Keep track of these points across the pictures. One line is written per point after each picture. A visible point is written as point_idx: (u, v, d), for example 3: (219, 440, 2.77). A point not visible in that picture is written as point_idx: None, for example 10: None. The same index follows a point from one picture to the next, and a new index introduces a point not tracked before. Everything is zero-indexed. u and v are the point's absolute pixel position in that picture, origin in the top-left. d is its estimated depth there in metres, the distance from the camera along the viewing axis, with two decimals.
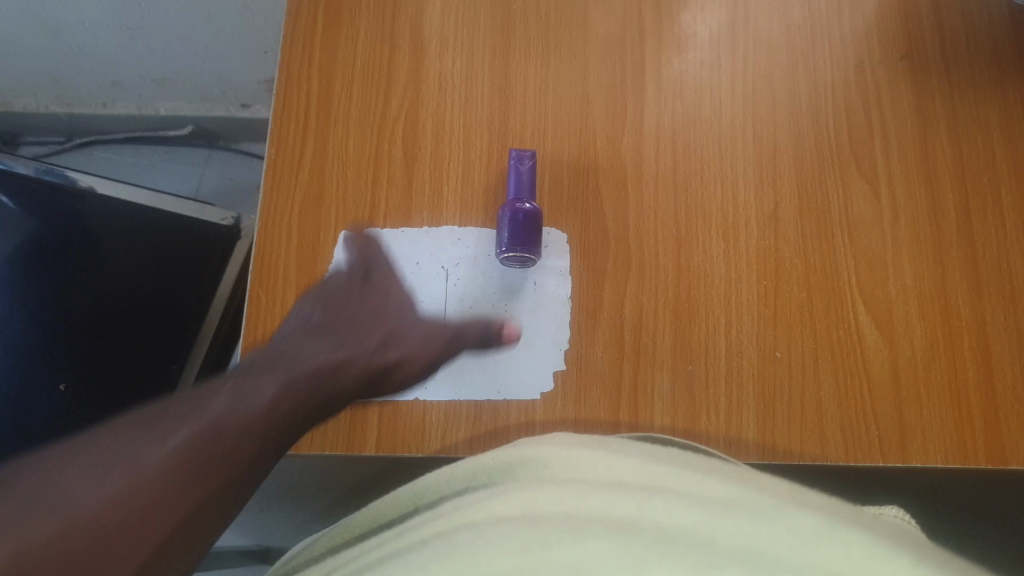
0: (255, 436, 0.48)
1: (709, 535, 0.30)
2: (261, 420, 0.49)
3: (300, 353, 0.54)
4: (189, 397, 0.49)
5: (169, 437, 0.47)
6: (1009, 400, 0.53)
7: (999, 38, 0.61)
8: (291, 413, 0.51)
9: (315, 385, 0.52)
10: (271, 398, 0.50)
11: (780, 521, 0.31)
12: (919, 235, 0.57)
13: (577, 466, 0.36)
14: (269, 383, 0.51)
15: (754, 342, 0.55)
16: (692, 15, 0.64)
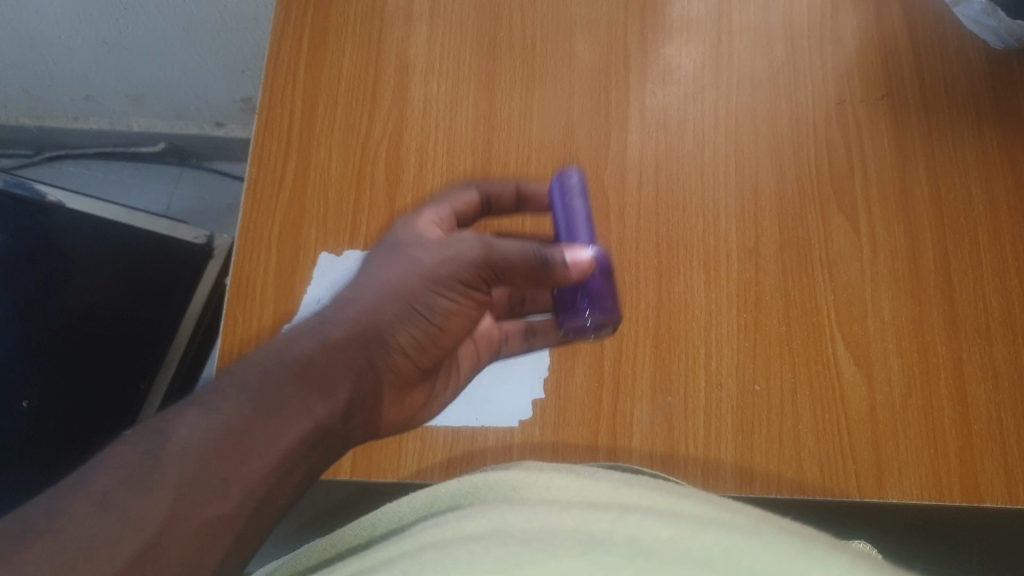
0: (316, 404, 0.40)
1: (684, 549, 0.28)
2: (309, 389, 0.40)
3: (336, 316, 0.46)
4: (254, 355, 0.41)
5: (250, 369, 0.40)
6: (983, 439, 0.52)
7: (974, 80, 0.63)
8: (343, 379, 0.42)
9: (358, 343, 0.44)
10: (312, 356, 0.41)
11: (762, 537, 0.29)
12: (897, 272, 0.57)
13: (546, 485, 0.33)
14: (308, 343, 0.42)
15: (733, 374, 0.55)
16: (675, 49, 0.65)
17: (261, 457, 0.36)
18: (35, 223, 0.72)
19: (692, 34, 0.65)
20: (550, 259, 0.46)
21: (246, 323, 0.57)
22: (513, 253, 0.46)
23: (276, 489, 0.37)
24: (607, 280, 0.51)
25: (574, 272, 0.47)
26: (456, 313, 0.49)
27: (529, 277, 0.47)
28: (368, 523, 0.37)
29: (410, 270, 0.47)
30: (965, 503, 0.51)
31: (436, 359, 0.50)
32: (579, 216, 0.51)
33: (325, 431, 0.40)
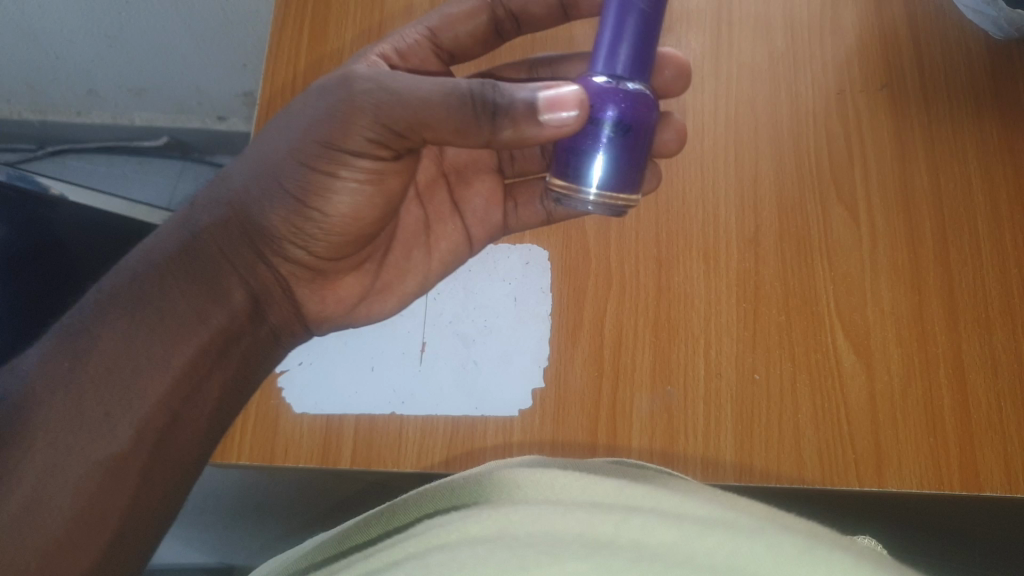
0: (206, 280, 0.44)
1: (688, 554, 0.29)
2: (202, 266, 0.45)
3: (231, 184, 0.46)
4: (170, 226, 0.46)
5: (152, 249, 0.45)
6: (983, 428, 0.52)
7: (975, 69, 0.63)
8: (243, 247, 0.46)
9: (247, 219, 0.46)
10: (213, 228, 0.45)
11: (763, 540, 0.29)
12: (896, 261, 0.57)
13: (550, 483, 0.34)
14: (213, 211, 0.46)
15: (732, 364, 0.55)
16: (676, 39, 0.65)
17: (154, 393, 0.41)
18: (38, 219, 0.71)
19: (690, 25, 0.65)
20: (484, 105, 0.40)
21: None
22: (413, 99, 0.40)
23: (182, 409, 0.42)
24: (637, 136, 0.42)
25: (519, 121, 0.40)
26: (336, 192, 0.45)
27: (416, 130, 0.41)
28: (367, 522, 0.36)
29: (274, 144, 0.45)
30: (964, 493, 0.51)
31: (343, 239, 0.48)
32: (636, 29, 0.41)
33: (221, 328, 0.45)
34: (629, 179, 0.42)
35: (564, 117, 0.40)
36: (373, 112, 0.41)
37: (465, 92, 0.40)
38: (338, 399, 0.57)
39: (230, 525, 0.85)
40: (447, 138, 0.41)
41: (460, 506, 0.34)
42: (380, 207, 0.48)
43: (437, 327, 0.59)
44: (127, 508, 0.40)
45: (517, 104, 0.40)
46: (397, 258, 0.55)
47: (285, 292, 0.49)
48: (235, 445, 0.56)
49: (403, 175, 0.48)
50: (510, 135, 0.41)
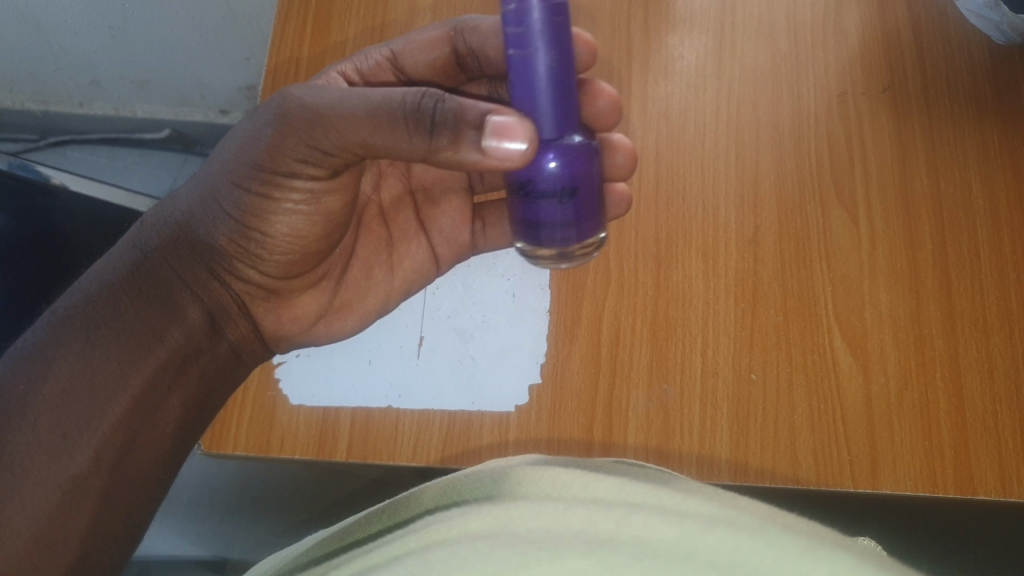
0: (151, 303, 0.45)
1: (689, 550, 0.30)
2: (147, 288, 0.46)
3: (180, 206, 0.48)
4: (120, 249, 0.48)
5: (100, 271, 0.46)
6: (979, 432, 0.52)
7: (976, 73, 0.63)
8: (189, 270, 0.47)
9: (194, 239, 0.47)
10: (159, 251, 0.47)
11: (762, 536, 0.30)
12: (895, 263, 0.57)
13: (554, 477, 0.34)
14: (161, 231, 0.47)
15: (729, 363, 0.55)
16: (678, 40, 0.65)
17: (113, 415, 0.43)
18: (39, 210, 0.72)
19: (693, 26, 0.66)
20: (420, 118, 0.39)
21: None
22: (340, 113, 0.40)
23: (143, 428, 0.44)
24: (590, 185, 0.45)
25: (458, 146, 0.39)
26: (273, 209, 0.45)
27: (343, 145, 0.41)
28: (371, 518, 0.36)
29: (215, 163, 0.46)
30: (959, 496, 0.51)
31: (291, 254, 0.49)
32: (553, 91, 0.41)
33: (175, 347, 0.46)
34: (596, 222, 0.46)
35: (508, 143, 0.39)
36: (299, 130, 0.41)
37: (398, 106, 0.39)
38: (336, 390, 0.57)
39: (225, 519, 0.85)
40: (380, 151, 0.41)
41: (463, 502, 0.34)
42: (324, 223, 0.48)
43: (434, 323, 0.59)
44: (91, 523, 0.41)
45: (455, 119, 0.39)
46: (356, 278, 0.57)
47: (241, 310, 0.50)
48: (232, 434, 0.56)
49: (345, 190, 0.48)
50: (457, 156, 0.40)
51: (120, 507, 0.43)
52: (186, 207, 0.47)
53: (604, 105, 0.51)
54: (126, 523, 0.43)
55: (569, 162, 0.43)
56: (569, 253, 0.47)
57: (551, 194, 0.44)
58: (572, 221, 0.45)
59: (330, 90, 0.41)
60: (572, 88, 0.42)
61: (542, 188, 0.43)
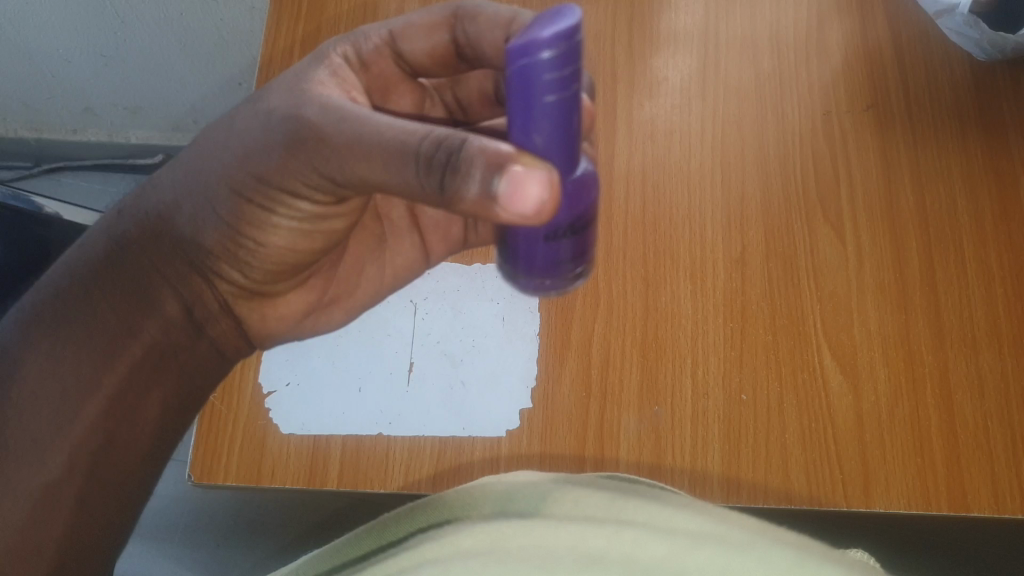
0: (130, 307, 0.44)
1: (678, 567, 0.30)
2: (128, 291, 0.44)
3: (165, 190, 0.46)
4: (102, 234, 0.46)
5: (79, 265, 0.45)
6: (969, 448, 0.52)
7: (959, 89, 0.64)
8: (171, 271, 0.45)
9: (178, 236, 0.45)
10: (141, 246, 0.45)
11: (751, 556, 0.30)
12: (882, 281, 0.58)
13: (545, 497, 0.34)
14: (143, 220, 0.46)
15: (720, 384, 0.55)
16: (664, 61, 0.66)
17: (83, 420, 0.42)
18: (32, 238, 0.72)
19: (678, 48, 0.66)
20: (432, 168, 0.35)
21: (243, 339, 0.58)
22: (356, 144, 0.38)
23: (117, 432, 0.43)
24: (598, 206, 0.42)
25: (472, 205, 0.35)
26: (273, 223, 0.44)
27: (350, 178, 0.39)
28: (355, 535, 0.37)
29: (211, 159, 0.44)
30: (952, 512, 0.51)
31: (282, 267, 0.47)
32: (569, 136, 0.36)
33: (149, 348, 0.45)
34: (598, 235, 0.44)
35: (528, 198, 0.34)
36: (304, 147, 0.40)
37: (413, 148, 0.36)
38: (326, 417, 0.57)
39: (215, 550, 0.83)
40: (389, 191, 0.39)
41: (452, 520, 0.35)
42: (323, 240, 0.47)
43: (422, 349, 0.59)
44: (66, 530, 0.42)
45: (465, 173, 0.34)
46: (346, 271, 0.54)
47: (225, 313, 0.48)
48: (223, 463, 0.56)
49: (349, 215, 0.47)
50: (474, 214, 0.36)
51: (95, 515, 0.43)
52: (173, 197, 0.45)
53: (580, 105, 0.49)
54: (106, 528, 0.44)
55: (582, 195, 0.40)
56: (574, 283, 0.44)
57: (565, 233, 0.41)
58: (585, 249, 0.43)
59: (345, 108, 0.39)
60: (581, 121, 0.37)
61: (557, 231, 0.40)
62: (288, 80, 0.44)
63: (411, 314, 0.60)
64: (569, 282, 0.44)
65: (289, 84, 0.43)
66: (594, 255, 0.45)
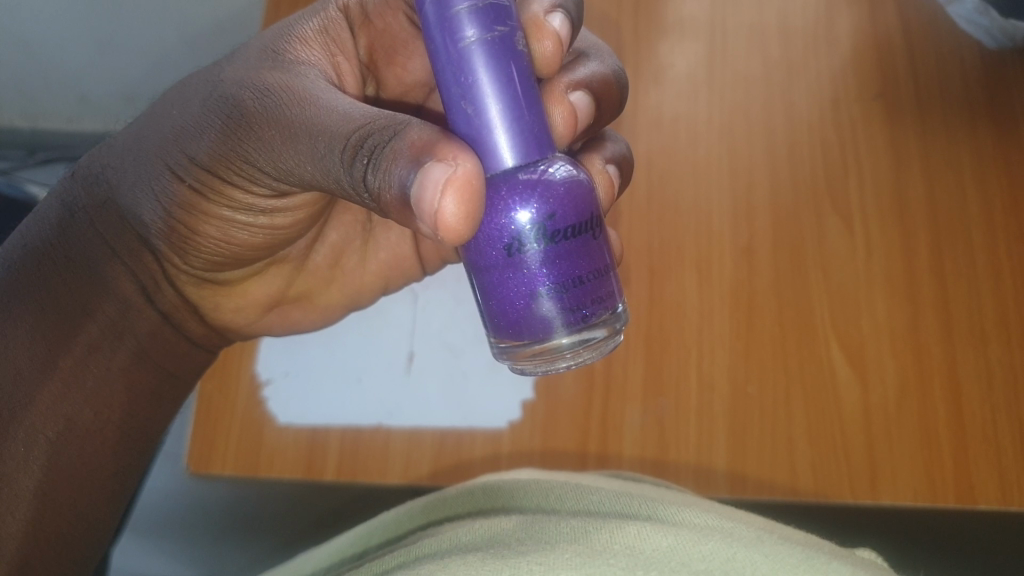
0: (96, 284, 0.43)
1: (681, 561, 0.25)
2: (85, 263, 0.43)
3: (117, 156, 0.44)
4: (58, 199, 0.44)
5: (40, 227, 0.43)
6: (977, 442, 0.51)
7: (969, 79, 0.63)
8: (114, 245, 0.43)
9: (120, 208, 0.43)
10: (87, 215, 0.43)
11: (773, 562, 0.25)
12: (890, 272, 0.57)
13: (546, 493, 0.33)
14: (93, 186, 0.43)
15: (726, 375, 0.54)
16: (670, 49, 0.66)
17: (41, 402, 0.41)
18: None
19: (684, 37, 0.66)
20: (358, 158, 0.32)
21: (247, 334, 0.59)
22: (304, 121, 0.35)
23: (80, 417, 0.43)
24: (585, 236, 0.35)
25: (391, 208, 0.32)
26: (210, 211, 0.43)
27: (289, 164, 0.37)
28: (363, 536, 0.37)
29: (164, 127, 0.42)
30: (960, 505, 0.49)
31: (220, 259, 0.46)
32: (521, 121, 0.34)
33: (105, 326, 0.43)
34: (605, 293, 0.36)
35: (429, 201, 0.30)
36: (252, 130, 0.38)
37: (347, 132, 0.33)
38: (324, 407, 0.56)
39: (217, 544, 0.82)
40: (325, 185, 0.37)
41: (455, 517, 0.34)
42: (262, 236, 0.46)
43: (424, 341, 0.58)
44: (29, 522, 0.41)
45: (386, 168, 0.31)
46: (319, 265, 0.53)
47: (174, 289, 0.46)
48: (220, 456, 0.55)
49: (296, 213, 0.47)
50: (389, 216, 0.33)
51: (60, 507, 0.42)
52: (122, 164, 0.43)
53: (558, 122, 0.44)
54: (75, 520, 0.43)
55: (552, 197, 0.34)
56: (561, 335, 0.36)
57: (530, 244, 0.34)
58: (567, 283, 0.35)
59: (301, 88, 0.38)
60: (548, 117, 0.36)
61: (516, 235, 0.34)
62: (260, 48, 0.42)
63: (410, 304, 0.60)
64: (549, 331, 0.35)
65: (259, 52, 0.41)
66: (598, 314, 0.36)
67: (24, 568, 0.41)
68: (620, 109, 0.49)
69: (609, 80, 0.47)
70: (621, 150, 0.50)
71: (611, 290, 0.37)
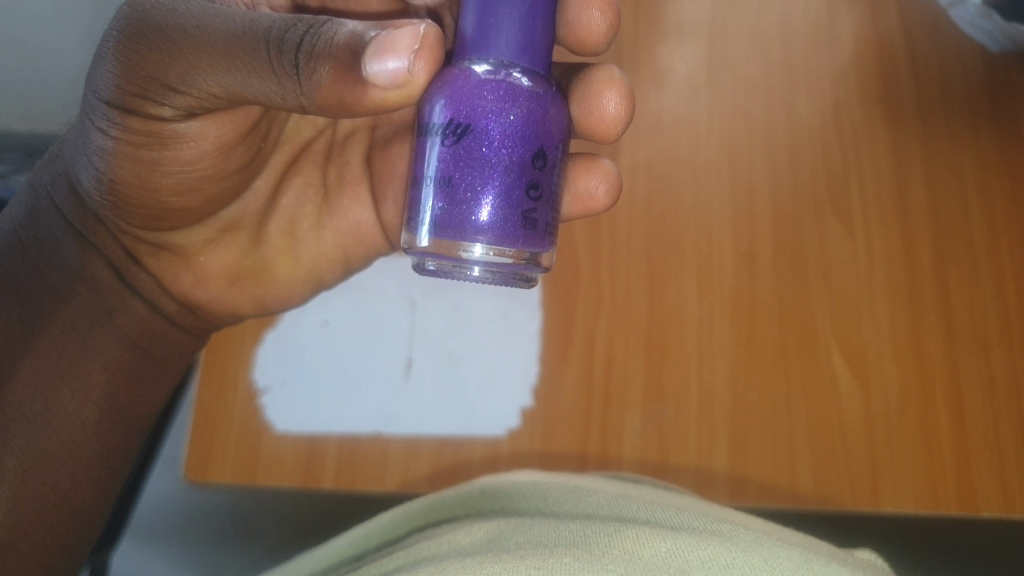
0: (77, 270, 0.45)
1: (680, 569, 0.24)
2: (52, 232, 0.45)
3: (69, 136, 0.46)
4: (26, 187, 0.47)
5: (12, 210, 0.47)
6: (979, 449, 0.51)
7: (970, 83, 0.62)
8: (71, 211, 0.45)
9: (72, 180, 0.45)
10: (47, 193, 0.46)
11: (772, 569, 0.24)
12: (893, 278, 0.56)
13: (544, 495, 0.33)
14: (55, 167, 0.46)
15: (727, 383, 0.54)
16: (669, 51, 0.65)
17: (22, 378, 0.43)
18: None
19: (686, 41, 0.65)
20: (286, 45, 0.34)
21: (240, 339, 0.58)
22: (201, 31, 0.35)
23: (56, 396, 0.44)
24: (511, 160, 0.36)
25: (337, 84, 0.34)
26: (120, 152, 0.41)
27: (188, 76, 0.36)
28: (359, 538, 0.37)
29: None
30: (962, 513, 0.49)
31: (152, 212, 0.44)
32: (520, 20, 0.36)
33: (82, 307, 0.45)
34: (511, 234, 0.36)
35: (393, 66, 0.33)
36: (141, 38, 0.36)
37: (268, 24, 0.35)
38: (323, 414, 0.56)
39: (216, 542, 0.81)
40: (237, 89, 0.36)
41: (451, 519, 0.34)
42: (184, 177, 0.43)
43: (422, 349, 0.57)
44: (12, 502, 0.43)
45: (326, 42, 0.34)
46: (277, 236, 0.50)
47: (143, 270, 0.48)
48: (217, 463, 0.55)
49: (199, 141, 0.41)
50: (319, 99, 0.35)
51: (43, 487, 0.44)
52: (69, 140, 0.45)
53: (598, 20, 0.44)
54: (60, 504, 0.45)
55: (491, 93, 0.36)
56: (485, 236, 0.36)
57: (445, 117, 0.36)
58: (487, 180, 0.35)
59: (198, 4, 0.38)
60: (551, 37, 0.38)
61: (460, 115, 0.35)
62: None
63: (409, 312, 0.59)
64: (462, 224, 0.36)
65: None
66: (497, 242, 0.36)
67: (8, 547, 0.43)
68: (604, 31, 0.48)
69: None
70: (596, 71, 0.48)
71: (527, 241, 0.36)
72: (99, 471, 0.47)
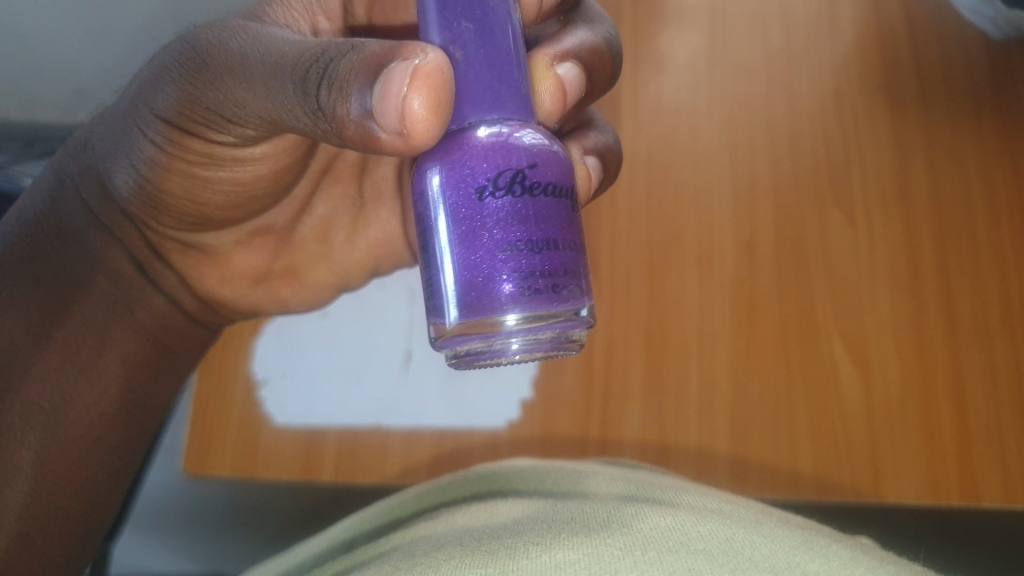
0: (97, 256, 0.45)
1: (680, 541, 0.24)
2: (69, 216, 0.44)
3: (100, 125, 0.44)
4: (52, 172, 0.46)
5: (32, 194, 0.46)
6: (983, 441, 0.50)
7: (973, 71, 0.62)
8: (103, 210, 0.44)
9: (101, 177, 0.44)
10: (77, 189, 0.44)
11: (771, 545, 0.24)
12: (895, 268, 0.56)
13: (543, 481, 0.32)
14: (81, 157, 0.45)
15: (728, 374, 0.53)
16: (670, 41, 0.65)
17: (40, 369, 0.42)
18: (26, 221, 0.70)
19: (685, 28, 0.66)
20: (307, 86, 0.31)
21: (237, 335, 0.59)
22: (250, 62, 0.34)
23: (77, 388, 0.44)
24: (521, 207, 0.31)
25: (350, 126, 0.30)
26: (172, 166, 0.41)
27: (239, 107, 0.35)
28: (355, 523, 0.37)
29: (133, 89, 0.41)
30: (963, 504, 0.49)
31: (190, 218, 0.45)
32: (489, 71, 0.33)
33: (100, 299, 0.45)
34: (545, 293, 0.31)
35: (396, 106, 0.29)
36: (201, 72, 0.36)
37: (300, 58, 0.32)
38: (321, 407, 0.56)
39: (217, 532, 0.81)
40: (275, 124, 0.35)
41: (448, 502, 0.34)
42: (229, 193, 0.44)
43: (420, 342, 0.57)
44: (29, 492, 0.42)
45: (341, 88, 0.30)
46: (307, 236, 0.52)
47: (163, 262, 0.47)
48: (218, 456, 0.55)
49: (253, 166, 0.43)
50: (345, 135, 0.31)
51: (59, 479, 0.43)
52: (103, 133, 0.43)
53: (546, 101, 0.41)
54: (73, 494, 0.44)
55: (486, 146, 0.32)
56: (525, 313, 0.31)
57: (449, 192, 0.32)
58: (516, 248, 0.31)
59: (255, 27, 0.36)
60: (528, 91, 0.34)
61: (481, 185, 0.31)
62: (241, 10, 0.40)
63: (407, 304, 0.59)
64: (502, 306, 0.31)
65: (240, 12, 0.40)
66: (530, 307, 0.31)
67: (26, 539, 0.42)
68: (610, 82, 0.46)
69: (600, 47, 0.44)
70: (610, 136, 0.49)
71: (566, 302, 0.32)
72: (113, 458, 0.46)
